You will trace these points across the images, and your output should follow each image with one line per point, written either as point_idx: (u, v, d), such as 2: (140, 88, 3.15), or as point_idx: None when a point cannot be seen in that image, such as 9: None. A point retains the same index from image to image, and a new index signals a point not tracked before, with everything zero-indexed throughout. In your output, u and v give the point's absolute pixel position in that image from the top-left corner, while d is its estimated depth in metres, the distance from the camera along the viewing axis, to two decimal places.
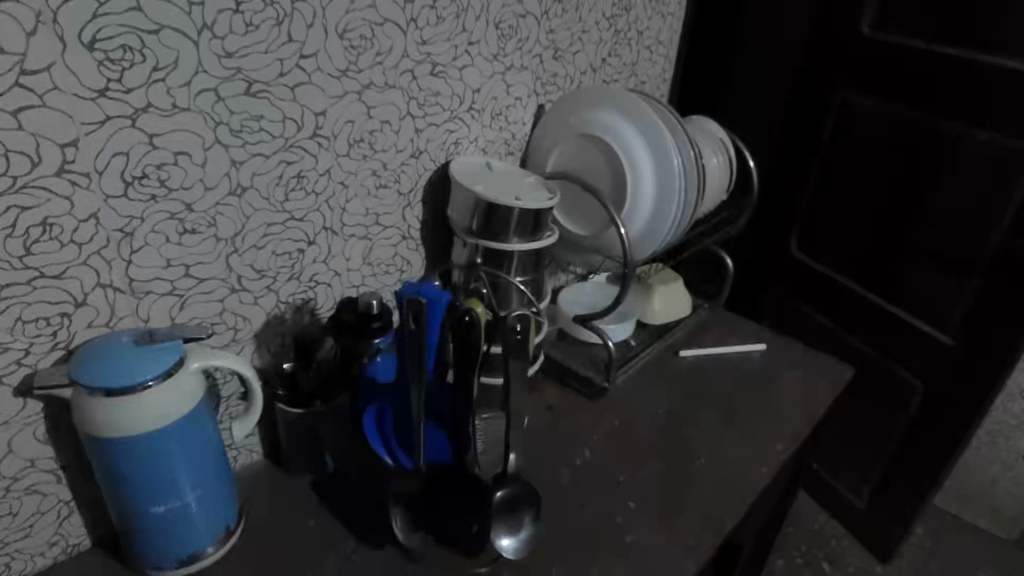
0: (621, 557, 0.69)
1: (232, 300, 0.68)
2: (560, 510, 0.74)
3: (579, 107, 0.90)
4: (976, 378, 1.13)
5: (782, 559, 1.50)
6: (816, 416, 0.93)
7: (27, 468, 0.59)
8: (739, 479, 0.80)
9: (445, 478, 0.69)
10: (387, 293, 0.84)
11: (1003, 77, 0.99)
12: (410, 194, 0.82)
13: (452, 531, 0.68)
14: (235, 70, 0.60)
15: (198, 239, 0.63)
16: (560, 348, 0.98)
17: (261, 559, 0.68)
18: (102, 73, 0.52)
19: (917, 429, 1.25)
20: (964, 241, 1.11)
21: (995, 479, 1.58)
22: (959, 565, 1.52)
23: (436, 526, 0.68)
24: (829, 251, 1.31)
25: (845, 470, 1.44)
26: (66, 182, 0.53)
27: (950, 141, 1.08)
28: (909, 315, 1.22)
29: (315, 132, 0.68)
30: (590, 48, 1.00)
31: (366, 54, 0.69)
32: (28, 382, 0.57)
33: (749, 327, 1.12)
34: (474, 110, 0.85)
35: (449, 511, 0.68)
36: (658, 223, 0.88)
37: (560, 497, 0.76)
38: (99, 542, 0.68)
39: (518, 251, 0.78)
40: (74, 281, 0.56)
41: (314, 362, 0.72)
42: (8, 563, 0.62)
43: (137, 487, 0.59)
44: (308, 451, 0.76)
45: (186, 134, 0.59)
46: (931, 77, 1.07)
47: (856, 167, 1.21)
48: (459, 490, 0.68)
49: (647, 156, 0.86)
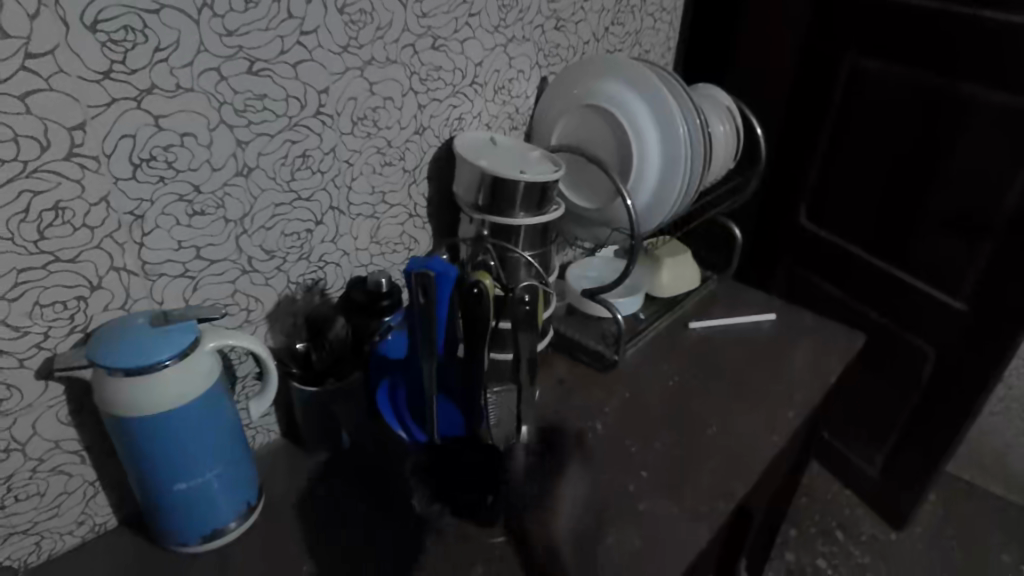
0: (634, 524, 0.70)
1: (243, 281, 0.69)
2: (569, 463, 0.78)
3: (584, 77, 0.89)
4: (989, 342, 1.13)
5: (796, 529, 1.50)
6: (827, 384, 0.93)
7: (53, 449, 0.61)
8: (749, 449, 0.81)
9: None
10: (395, 271, 0.85)
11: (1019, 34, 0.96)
12: (415, 171, 0.82)
13: (465, 504, 0.70)
14: (236, 48, 0.60)
15: (208, 221, 0.63)
16: (568, 322, 0.99)
17: (284, 533, 0.70)
18: (105, 55, 0.52)
19: (930, 395, 1.25)
20: (976, 204, 1.09)
21: (1009, 444, 1.58)
22: (972, 530, 1.53)
23: (450, 498, 0.71)
24: (840, 218, 1.30)
25: (858, 439, 1.44)
26: (75, 166, 0.53)
27: (961, 104, 1.06)
28: (920, 282, 1.21)
29: (318, 110, 0.68)
30: (593, 17, 0.99)
31: (367, 29, 0.69)
32: (49, 366, 0.58)
33: (758, 297, 1.11)
34: (476, 84, 0.85)
35: (465, 478, 0.71)
36: (665, 193, 0.87)
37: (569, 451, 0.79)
38: (125, 521, 0.70)
39: (525, 225, 0.78)
40: (88, 265, 0.57)
41: (326, 342, 0.73)
42: (37, 543, 0.64)
43: (158, 466, 0.60)
44: (324, 429, 0.77)
45: (192, 115, 0.59)
46: (945, 39, 1.05)
47: (865, 133, 1.20)
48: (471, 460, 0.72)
49: (652, 125, 0.86)
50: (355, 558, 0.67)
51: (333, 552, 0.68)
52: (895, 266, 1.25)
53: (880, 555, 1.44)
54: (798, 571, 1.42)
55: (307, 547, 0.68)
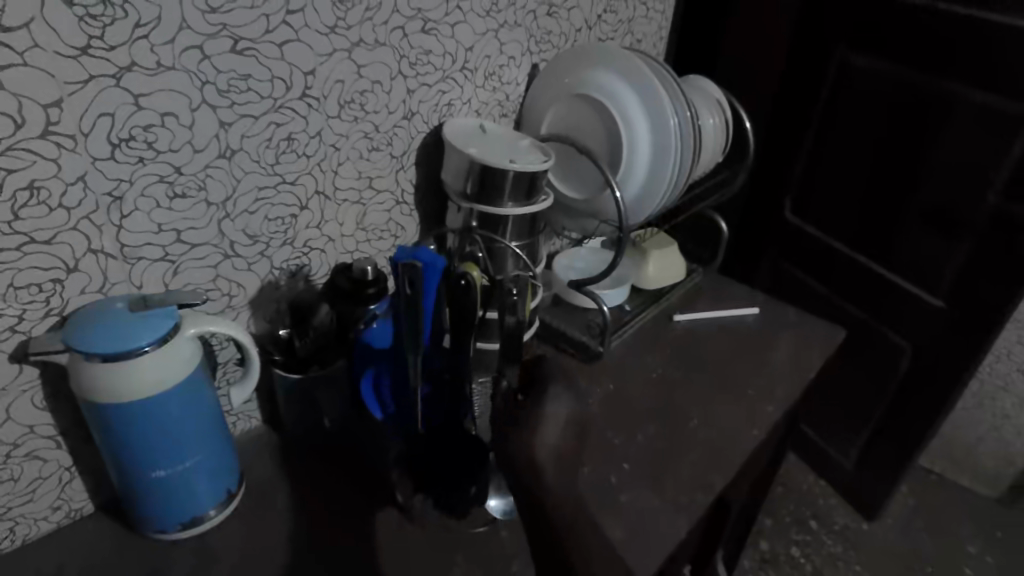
0: (614, 514, 0.71)
1: (225, 266, 0.68)
2: (552, 385, 0.54)
3: (575, 66, 0.89)
4: (965, 340, 1.14)
5: (771, 518, 1.53)
6: (807, 379, 0.94)
7: (28, 434, 0.60)
8: (730, 442, 0.82)
9: (444, 439, 0.70)
10: (381, 259, 0.84)
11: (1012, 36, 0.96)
12: (403, 157, 0.81)
13: (451, 496, 0.69)
14: (219, 26, 0.58)
15: (189, 204, 0.62)
16: (554, 313, 0.99)
17: (264, 522, 0.69)
18: (83, 29, 0.50)
19: (906, 390, 1.27)
20: (959, 203, 1.10)
21: (980, 438, 1.62)
22: (942, 521, 1.57)
23: (438, 488, 0.69)
24: (824, 214, 1.32)
25: (836, 432, 1.47)
26: (52, 145, 0.52)
27: (947, 101, 1.06)
28: (901, 279, 1.23)
29: (305, 93, 0.66)
30: (585, 4, 0.97)
31: (355, 10, 0.67)
32: (24, 349, 0.57)
33: (742, 291, 1.12)
34: (466, 70, 0.84)
35: (450, 470, 0.70)
36: (654, 185, 0.87)
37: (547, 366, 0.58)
38: (103, 507, 0.69)
39: (513, 215, 0.77)
40: (64, 247, 0.55)
41: (310, 329, 0.73)
42: (11, 528, 0.63)
43: (135, 453, 0.59)
44: (304, 418, 0.76)
45: (173, 94, 0.57)
46: (943, 42, 1.04)
47: (851, 129, 1.21)
48: (456, 449, 0.71)
49: (642, 115, 0.85)
50: (337, 547, 0.67)
51: (318, 542, 0.67)
52: (879, 263, 1.26)
53: (852, 544, 1.48)
54: (772, 559, 1.45)
55: (287, 534, 0.68)
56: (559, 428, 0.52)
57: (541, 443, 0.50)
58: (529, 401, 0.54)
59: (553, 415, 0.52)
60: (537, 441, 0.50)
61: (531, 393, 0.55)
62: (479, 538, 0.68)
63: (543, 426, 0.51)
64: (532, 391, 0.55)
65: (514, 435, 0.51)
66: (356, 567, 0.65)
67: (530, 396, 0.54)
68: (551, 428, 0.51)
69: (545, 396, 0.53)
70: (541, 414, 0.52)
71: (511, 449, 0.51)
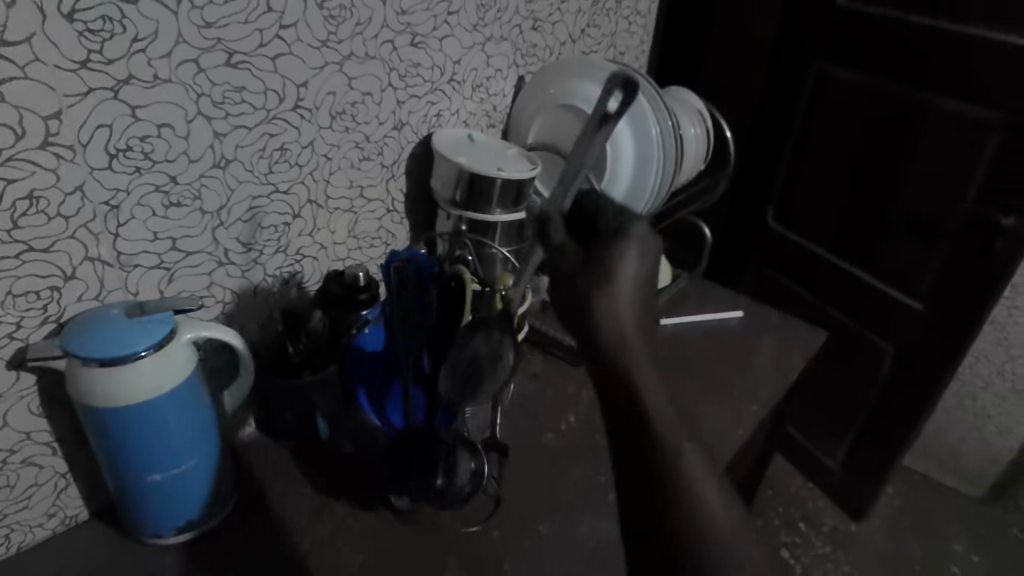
0: (606, 515, 0.72)
1: (219, 273, 0.69)
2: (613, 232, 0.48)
3: (559, 77, 0.92)
4: (945, 342, 1.17)
5: (761, 520, 1.56)
6: (790, 380, 0.97)
7: (23, 441, 0.60)
8: (716, 440, 0.84)
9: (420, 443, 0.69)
10: (372, 265, 0.87)
11: (986, 49, 0.99)
12: (393, 167, 0.83)
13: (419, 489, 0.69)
14: (215, 40, 0.59)
15: (184, 212, 0.63)
16: (542, 319, 1.02)
17: (260, 524, 0.70)
18: (82, 44, 0.52)
19: (888, 391, 1.30)
20: (935, 207, 1.13)
21: (962, 439, 1.65)
22: (927, 521, 1.59)
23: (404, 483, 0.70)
24: (806, 220, 1.36)
25: (821, 434, 1.50)
26: (50, 155, 0.53)
27: (921, 111, 1.10)
28: (881, 282, 1.26)
29: (297, 104, 0.68)
30: (569, 18, 1.00)
31: (346, 24, 0.69)
32: (21, 355, 0.57)
33: (726, 295, 1.15)
34: (455, 81, 0.86)
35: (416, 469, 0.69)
36: (637, 192, 0.91)
37: (607, 214, 0.50)
38: (98, 513, 0.70)
39: (501, 221, 0.80)
40: (62, 255, 0.56)
41: (303, 334, 0.74)
42: (8, 535, 0.63)
43: (131, 457, 0.60)
44: (297, 419, 0.77)
45: (170, 106, 0.59)
46: (915, 54, 1.08)
47: (829, 139, 1.25)
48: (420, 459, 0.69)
49: (625, 124, 0.88)
50: (331, 547, 0.68)
51: (312, 541, 0.69)
52: (859, 267, 1.30)
53: (841, 545, 1.50)
54: None
55: (282, 535, 0.69)
56: (634, 302, 0.44)
57: (622, 320, 0.43)
58: (590, 261, 0.46)
59: (628, 281, 0.44)
60: (618, 314, 0.43)
61: (588, 257, 0.46)
62: (472, 537, 0.69)
63: (616, 296, 0.43)
64: (592, 245, 0.47)
65: (575, 311, 0.44)
66: (351, 566, 0.66)
67: (590, 253, 0.47)
68: (625, 295, 0.44)
69: (614, 254, 0.45)
70: (615, 275, 0.44)
71: (580, 325, 0.44)
